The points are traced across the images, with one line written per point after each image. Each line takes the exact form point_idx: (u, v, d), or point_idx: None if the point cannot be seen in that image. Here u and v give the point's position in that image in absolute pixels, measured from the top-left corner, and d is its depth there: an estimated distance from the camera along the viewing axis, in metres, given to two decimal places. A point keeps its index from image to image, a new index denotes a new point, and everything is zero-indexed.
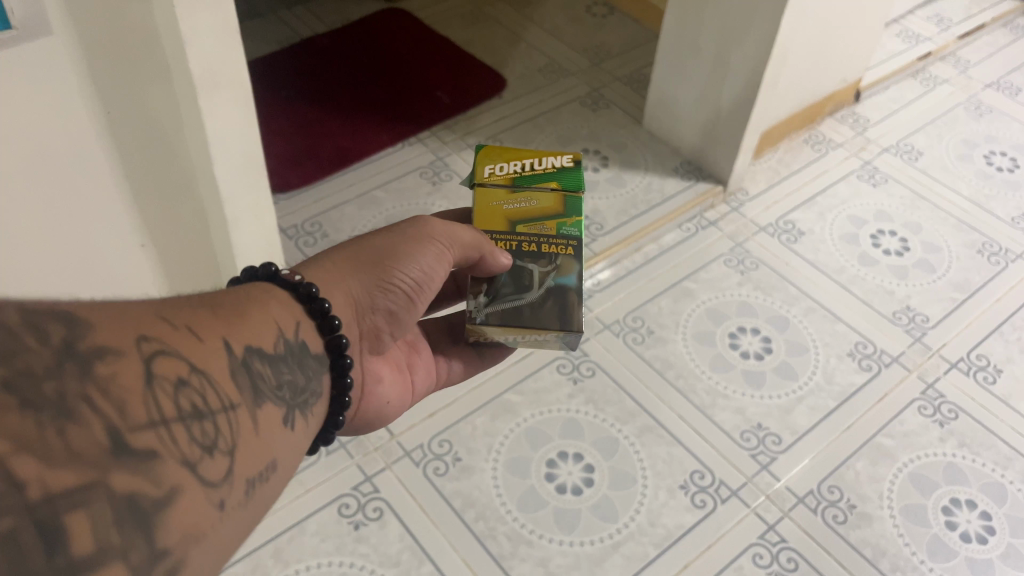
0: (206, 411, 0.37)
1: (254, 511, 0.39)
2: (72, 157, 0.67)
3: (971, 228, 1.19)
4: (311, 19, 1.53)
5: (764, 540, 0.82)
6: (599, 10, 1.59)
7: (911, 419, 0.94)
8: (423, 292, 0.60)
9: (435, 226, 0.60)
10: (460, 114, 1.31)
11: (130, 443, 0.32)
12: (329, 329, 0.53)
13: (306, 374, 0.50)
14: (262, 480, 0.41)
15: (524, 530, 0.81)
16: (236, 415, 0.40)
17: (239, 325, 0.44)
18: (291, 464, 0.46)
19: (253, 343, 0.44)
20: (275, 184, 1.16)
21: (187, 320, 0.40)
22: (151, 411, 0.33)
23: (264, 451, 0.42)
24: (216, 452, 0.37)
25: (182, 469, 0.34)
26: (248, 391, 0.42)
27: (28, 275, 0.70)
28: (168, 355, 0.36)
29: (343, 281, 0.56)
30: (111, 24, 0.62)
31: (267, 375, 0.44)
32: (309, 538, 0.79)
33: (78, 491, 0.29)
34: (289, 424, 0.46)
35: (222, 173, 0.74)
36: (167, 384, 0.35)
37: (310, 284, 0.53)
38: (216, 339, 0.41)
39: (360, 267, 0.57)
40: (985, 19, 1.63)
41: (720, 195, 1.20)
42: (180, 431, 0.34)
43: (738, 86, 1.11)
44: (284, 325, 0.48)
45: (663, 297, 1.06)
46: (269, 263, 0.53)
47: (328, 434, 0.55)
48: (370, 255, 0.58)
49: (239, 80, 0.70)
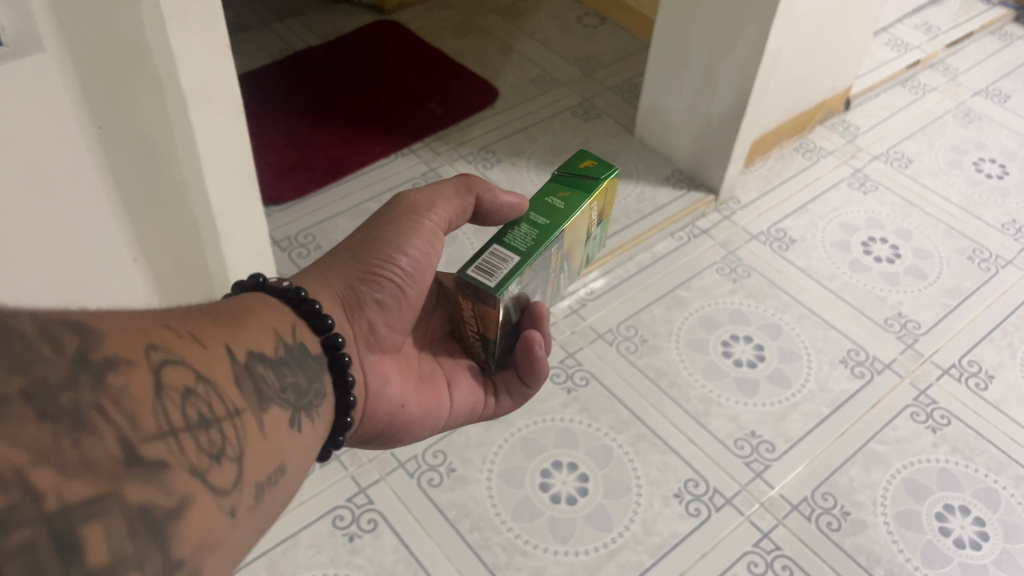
0: (212, 418, 0.37)
1: (263, 517, 0.40)
2: (66, 174, 0.67)
3: (961, 235, 1.20)
4: (303, 31, 1.53)
5: (758, 548, 0.82)
6: (590, 20, 1.60)
7: (903, 426, 0.94)
8: (413, 277, 0.61)
9: (410, 202, 0.62)
10: (452, 125, 1.32)
11: (141, 454, 0.32)
12: (322, 329, 0.53)
13: (308, 376, 0.50)
14: (271, 485, 0.41)
15: (519, 540, 0.81)
16: (241, 420, 0.40)
17: (237, 332, 0.44)
18: (301, 468, 0.46)
19: (254, 348, 0.45)
20: (267, 197, 1.16)
21: (188, 329, 0.40)
22: (160, 422, 0.34)
23: (273, 455, 0.42)
24: (224, 458, 0.37)
25: (192, 479, 0.34)
26: (253, 396, 0.42)
27: (23, 293, 0.70)
28: (173, 362, 0.37)
29: (328, 284, 0.58)
30: (104, 39, 0.62)
31: (270, 379, 0.45)
32: (304, 550, 0.79)
33: (92, 502, 0.29)
34: (296, 426, 0.46)
35: (215, 186, 0.74)
36: (175, 394, 0.36)
37: (297, 287, 0.53)
38: (217, 346, 0.41)
39: (343, 266, 0.59)
40: (973, 28, 1.65)
41: (711, 204, 1.21)
42: (188, 440, 0.35)
43: (728, 97, 1.12)
44: (280, 330, 0.49)
45: (656, 306, 1.06)
46: (257, 274, 0.54)
47: (336, 439, 0.54)
48: (350, 252, 0.60)
49: (230, 94, 0.70)
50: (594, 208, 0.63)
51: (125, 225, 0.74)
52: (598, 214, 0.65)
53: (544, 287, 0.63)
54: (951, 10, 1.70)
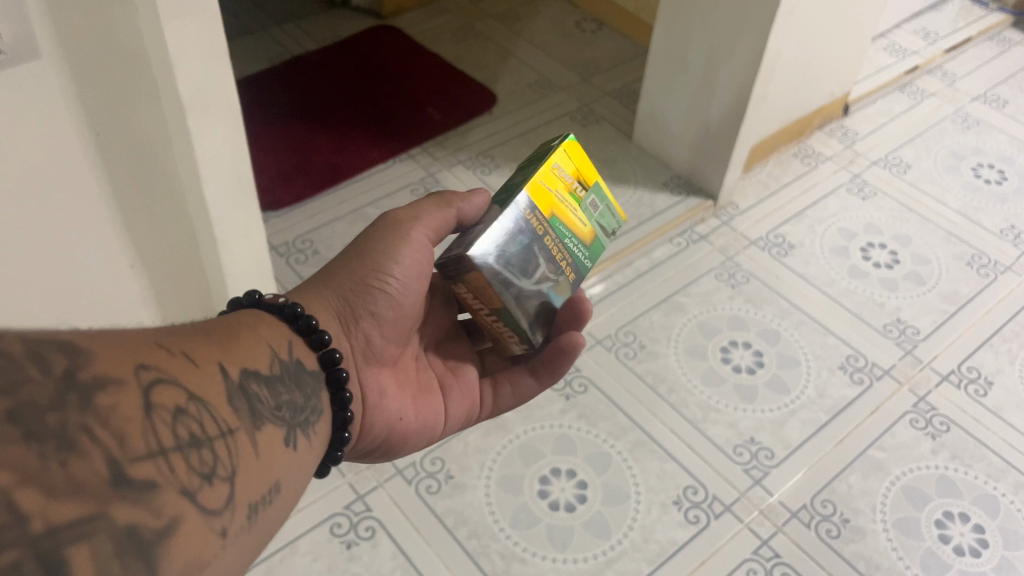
0: (205, 438, 0.38)
1: (256, 536, 0.39)
2: (62, 182, 0.67)
3: (960, 240, 1.20)
4: (301, 36, 1.53)
5: (757, 555, 0.82)
6: (588, 25, 1.60)
7: (903, 432, 0.94)
8: (408, 290, 0.60)
9: (401, 216, 0.61)
10: (450, 130, 1.32)
11: (129, 474, 0.32)
12: (318, 344, 0.52)
13: (304, 393, 0.50)
14: (265, 504, 0.41)
15: (516, 548, 0.81)
16: (234, 440, 0.40)
17: (231, 350, 0.44)
18: (296, 485, 0.46)
19: (248, 366, 0.45)
20: (265, 202, 1.16)
21: (183, 347, 0.41)
22: (150, 442, 0.34)
23: (266, 473, 0.42)
24: (215, 478, 0.37)
25: (182, 499, 0.34)
26: (247, 414, 0.42)
27: (18, 300, 0.70)
28: (165, 383, 0.37)
29: (320, 298, 0.57)
30: (99, 45, 0.62)
31: (264, 397, 0.45)
32: (301, 558, 0.79)
33: (79, 524, 0.29)
34: (291, 444, 0.46)
35: (211, 193, 0.74)
36: (166, 413, 0.36)
37: (294, 303, 0.53)
38: (211, 364, 0.41)
39: (334, 281, 0.58)
40: (971, 33, 1.65)
41: (710, 210, 1.21)
42: (178, 460, 0.35)
43: (726, 102, 1.12)
44: (277, 347, 0.49)
45: (654, 312, 1.06)
46: (253, 290, 0.54)
47: (335, 454, 0.54)
48: (341, 267, 0.59)
49: (227, 101, 0.70)
50: (560, 170, 0.61)
51: (122, 233, 0.74)
52: (575, 179, 0.63)
53: (552, 254, 0.59)
54: (949, 15, 1.70)
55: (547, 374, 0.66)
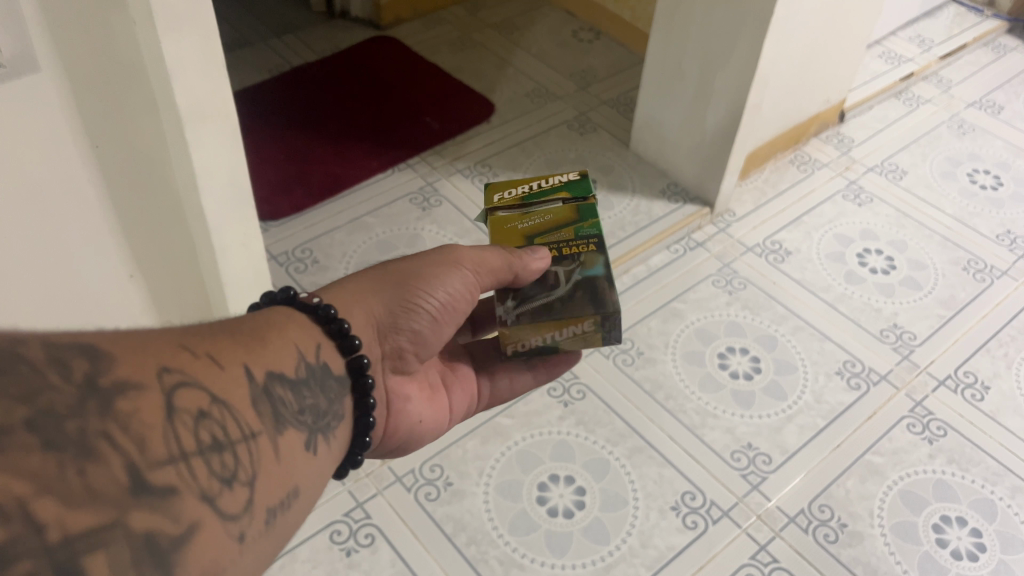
0: (226, 442, 0.38)
1: (274, 541, 0.40)
2: (62, 191, 0.67)
3: (956, 246, 1.21)
4: (301, 47, 1.55)
5: (755, 560, 0.82)
6: (586, 35, 1.62)
7: (899, 437, 0.95)
8: (448, 314, 0.60)
9: (461, 252, 0.60)
10: (449, 140, 1.33)
11: (149, 480, 0.32)
12: (348, 349, 0.53)
13: (328, 397, 0.50)
14: (285, 508, 0.42)
15: (515, 554, 0.81)
16: (256, 444, 0.41)
17: (258, 351, 0.45)
18: (316, 489, 0.46)
19: (273, 368, 0.45)
20: (264, 212, 1.17)
21: (207, 348, 0.41)
22: (170, 447, 0.34)
23: (286, 477, 0.43)
24: (235, 483, 0.38)
25: (201, 504, 0.34)
26: (269, 418, 0.43)
27: (18, 310, 0.70)
28: (189, 386, 0.37)
29: (362, 303, 0.57)
30: (98, 59, 0.63)
31: (288, 400, 0.45)
32: (301, 565, 0.79)
33: (96, 532, 0.29)
34: (311, 448, 0.46)
35: (210, 204, 0.75)
36: (187, 417, 0.36)
37: (327, 306, 0.53)
38: (236, 366, 0.42)
39: (381, 288, 0.58)
40: (967, 40, 1.66)
41: (707, 217, 1.22)
42: (198, 465, 0.35)
43: (721, 112, 1.13)
44: (304, 348, 0.49)
45: (652, 318, 1.07)
46: (288, 287, 0.54)
47: (354, 458, 0.55)
48: (395, 276, 0.59)
49: (228, 113, 0.72)
50: None
51: (122, 242, 0.74)
52: None
53: None
54: (944, 22, 1.71)
55: (546, 374, 0.69)
